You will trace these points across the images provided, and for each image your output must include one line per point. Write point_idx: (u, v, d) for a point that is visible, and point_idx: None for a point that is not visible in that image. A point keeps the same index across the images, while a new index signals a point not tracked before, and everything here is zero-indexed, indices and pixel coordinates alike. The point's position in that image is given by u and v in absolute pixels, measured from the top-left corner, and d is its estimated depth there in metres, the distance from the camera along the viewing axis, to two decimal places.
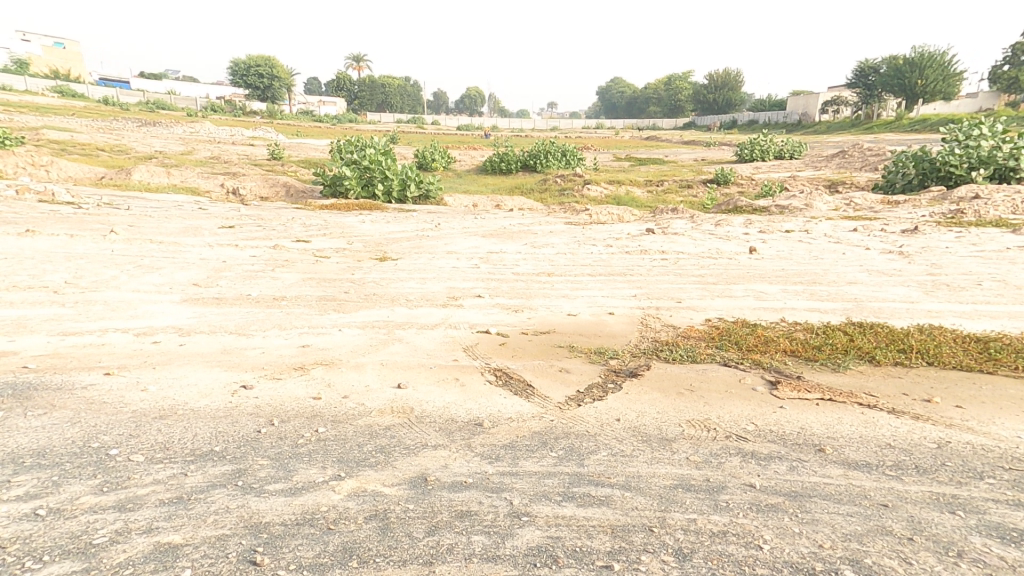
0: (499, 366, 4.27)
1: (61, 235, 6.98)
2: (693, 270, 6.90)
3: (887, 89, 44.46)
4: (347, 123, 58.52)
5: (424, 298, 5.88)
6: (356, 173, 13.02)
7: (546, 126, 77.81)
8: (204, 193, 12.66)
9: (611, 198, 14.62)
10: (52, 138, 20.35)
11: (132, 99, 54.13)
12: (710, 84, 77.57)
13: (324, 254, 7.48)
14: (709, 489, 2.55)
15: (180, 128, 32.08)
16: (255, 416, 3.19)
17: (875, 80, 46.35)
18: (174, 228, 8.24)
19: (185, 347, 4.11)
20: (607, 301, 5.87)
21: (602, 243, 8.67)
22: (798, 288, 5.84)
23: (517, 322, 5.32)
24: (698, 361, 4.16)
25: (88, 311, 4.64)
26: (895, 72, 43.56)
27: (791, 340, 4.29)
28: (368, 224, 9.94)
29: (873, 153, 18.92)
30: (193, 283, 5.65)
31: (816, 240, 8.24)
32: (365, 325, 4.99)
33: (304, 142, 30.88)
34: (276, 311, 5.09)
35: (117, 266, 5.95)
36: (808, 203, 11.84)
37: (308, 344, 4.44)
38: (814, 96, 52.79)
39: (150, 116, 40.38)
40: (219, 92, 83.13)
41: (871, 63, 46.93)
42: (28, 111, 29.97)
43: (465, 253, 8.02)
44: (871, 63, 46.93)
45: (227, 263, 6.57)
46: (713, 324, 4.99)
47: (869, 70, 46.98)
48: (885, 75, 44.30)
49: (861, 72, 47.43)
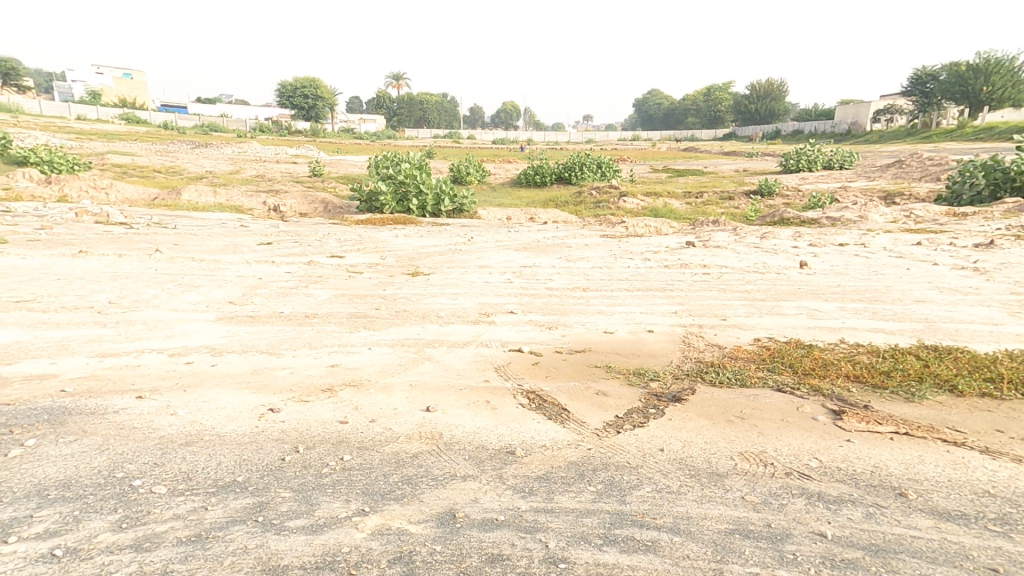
0: (532, 388, 4.06)
1: (110, 255, 7.23)
2: (738, 285, 6.52)
3: (948, 96, 42.31)
4: (385, 140, 60.18)
5: (455, 315, 5.74)
6: (391, 188, 13.15)
7: (582, 139, 77.54)
8: (248, 210, 13.07)
9: (648, 210, 14.26)
10: (115, 161, 21.67)
11: (187, 123, 57.32)
12: (752, 95, 75.99)
13: (357, 270, 7.48)
14: (772, 537, 2.25)
15: (230, 148, 33.62)
16: (280, 442, 3.10)
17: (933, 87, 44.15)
18: (215, 245, 8.44)
19: (216, 368, 4.09)
20: (646, 318, 5.58)
21: (639, 256, 8.38)
22: (858, 306, 5.41)
23: (550, 340, 5.11)
24: (749, 386, 3.84)
25: (127, 331, 4.70)
26: (956, 78, 41.46)
27: (853, 364, 3.93)
28: (402, 239, 9.97)
29: (935, 163, 17.84)
30: (228, 301, 5.70)
31: (875, 254, 7.70)
32: (394, 343, 4.88)
33: (345, 158, 31.85)
34: (307, 329, 5.05)
35: (159, 285, 6.08)
36: (863, 214, 11.17)
37: (337, 364, 4.36)
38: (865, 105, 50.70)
39: (203, 137, 42.58)
40: (267, 114, 87.07)
41: (929, 70, 44.85)
42: (96, 138, 32.08)
43: (497, 267, 7.89)
44: (929, 69, 44.86)
45: (262, 279, 6.64)
46: (763, 344, 4.65)
47: (927, 77, 44.91)
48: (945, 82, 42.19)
49: (919, 79, 45.20)
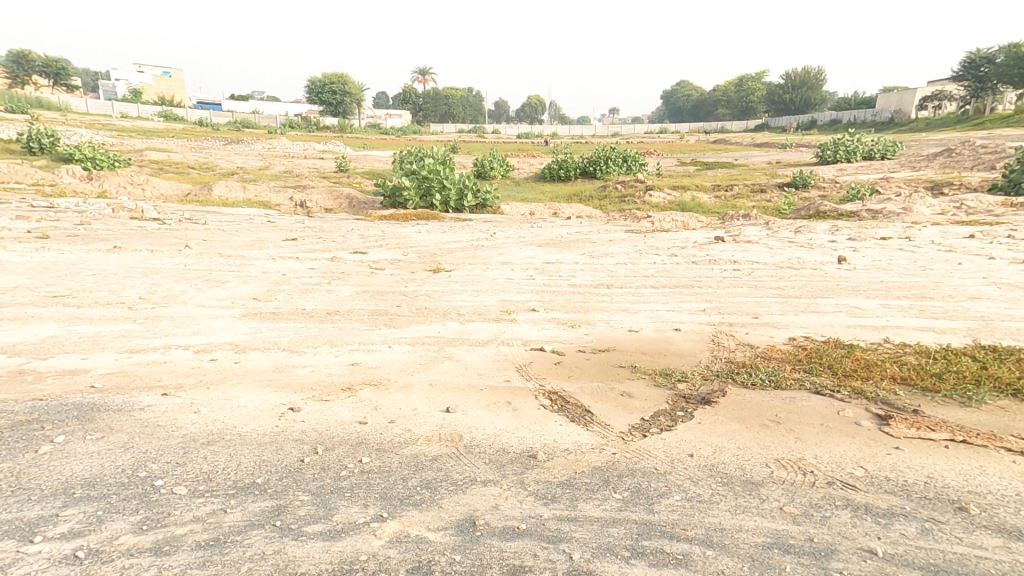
0: (555, 389, 3.96)
1: (142, 251, 7.39)
2: (770, 282, 6.27)
3: (1005, 79, 40.10)
4: (410, 136, 60.47)
5: (476, 313, 5.66)
6: (415, 184, 13.14)
7: (608, 131, 76.34)
8: (275, 206, 13.27)
9: (675, 204, 13.93)
10: (152, 158, 22.32)
11: (219, 121, 58.72)
12: (786, 83, 73.66)
13: (379, 266, 7.48)
14: (814, 553, 2.11)
15: (260, 144, 34.26)
16: (300, 443, 3.09)
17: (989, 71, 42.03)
18: (242, 241, 8.56)
19: (240, 365, 4.11)
20: (673, 316, 5.41)
21: (665, 252, 8.17)
22: (901, 303, 5.13)
23: (573, 338, 4.99)
24: (784, 389, 3.66)
25: (155, 327, 4.77)
26: (1014, 60, 39.02)
27: (900, 366, 3.75)
28: (425, 235, 9.95)
29: (987, 152, 16.88)
30: (253, 297, 5.75)
31: (922, 248, 7.30)
32: (415, 342, 4.84)
33: (372, 154, 32.10)
34: (328, 326, 5.05)
35: (187, 281, 6.18)
36: (907, 207, 10.66)
37: (357, 362, 4.34)
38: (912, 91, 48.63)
39: (234, 135, 43.50)
40: (295, 111, 88.58)
41: (984, 52, 42.62)
42: (135, 135, 33.05)
43: (520, 263, 7.79)
44: (984, 52, 42.63)
45: (286, 276, 6.69)
46: (798, 343, 4.45)
47: (981, 61, 42.64)
48: (1004, 65, 39.77)
49: (972, 63, 43.31)
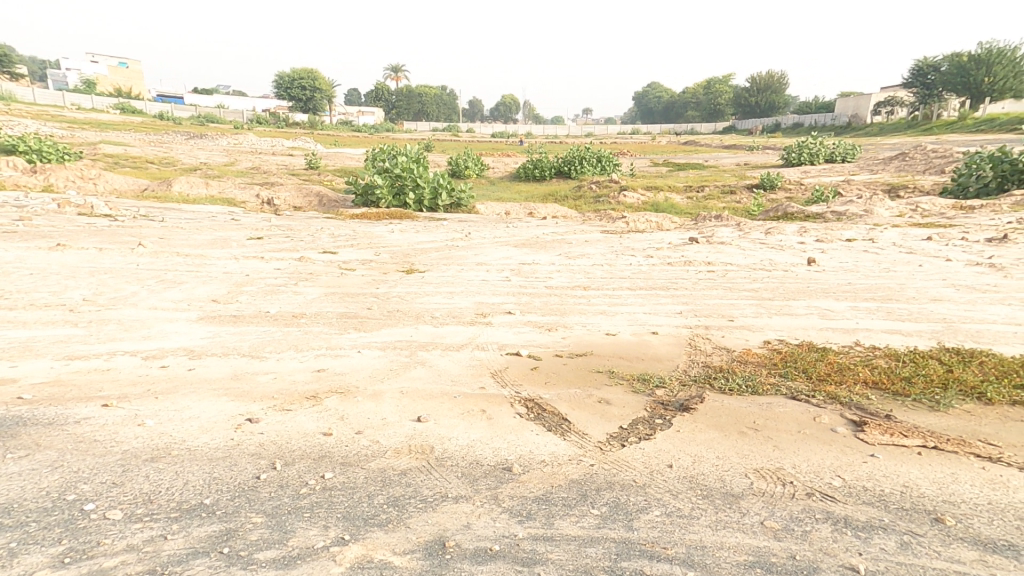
0: (531, 396, 3.84)
1: (90, 249, 6.95)
2: (744, 284, 6.29)
3: (947, 87, 41.99)
4: (383, 133, 59.72)
5: (450, 315, 5.49)
6: (388, 182, 12.89)
7: (583, 132, 76.95)
8: (240, 203, 12.80)
9: (649, 204, 14.00)
10: (108, 152, 21.33)
11: (183, 114, 56.76)
12: (753, 87, 75.55)
13: (349, 267, 7.23)
14: (797, 572, 2.03)
15: (225, 140, 33.20)
16: (257, 458, 2.88)
17: (935, 78, 44.04)
18: (203, 240, 8.17)
19: (194, 373, 3.85)
20: (650, 319, 5.35)
21: (641, 253, 8.15)
22: (871, 305, 5.17)
23: (550, 342, 4.87)
24: (760, 394, 3.61)
25: (100, 331, 4.45)
26: (959, 69, 40.90)
27: (871, 369, 3.70)
28: (397, 234, 9.72)
29: (938, 155, 17.55)
30: (212, 299, 5.45)
31: (885, 250, 7.45)
32: (386, 346, 4.65)
33: (343, 151, 31.50)
34: (293, 331, 4.81)
35: (139, 282, 5.82)
36: (869, 208, 10.94)
37: (324, 369, 4.12)
38: (866, 96, 50.51)
39: (198, 130, 42.14)
40: (265, 106, 86.38)
41: (930, 61, 44.51)
42: (89, 128, 31.61)
43: (496, 264, 7.64)
44: (930, 61, 44.54)
45: (250, 276, 6.39)
46: (774, 347, 4.41)
47: (927, 69, 44.50)
48: (947, 73, 41.74)
49: (920, 70, 45.35)
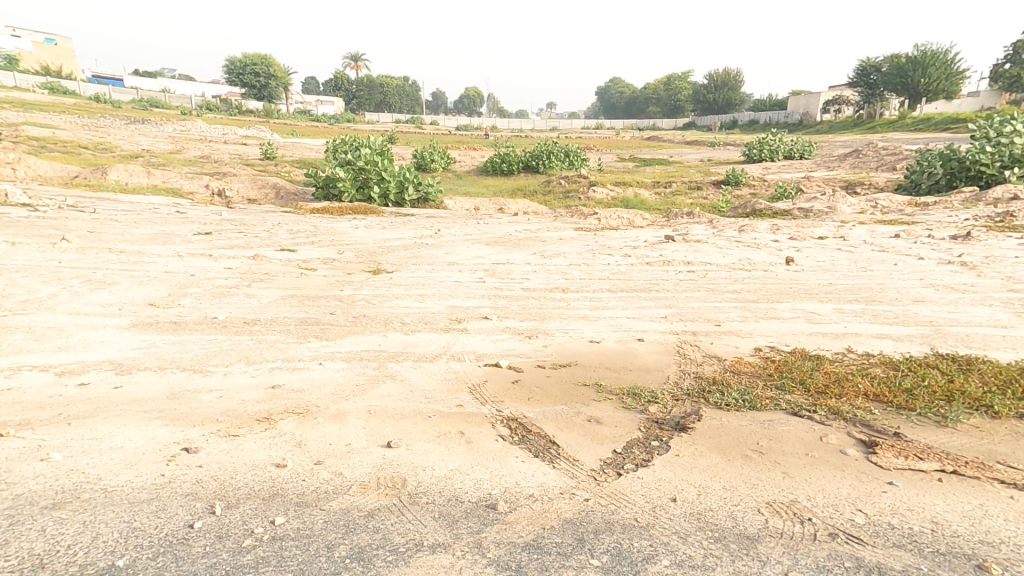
0: (514, 415, 3.50)
1: (3, 245, 6.15)
2: (726, 285, 6.11)
3: (889, 88, 44.00)
4: (343, 123, 57.93)
5: (422, 321, 5.07)
6: (351, 175, 12.26)
7: (547, 126, 76.67)
8: (187, 195, 11.87)
9: (618, 200, 13.85)
10: (35, 136, 19.57)
11: (125, 99, 53.25)
12: (712, 84, 77.20)
13: (310, 266, 6.67)
14: None
15: (170, 126, 31.28)
16: (191, 500, 2.42)
17: (877, 80, 45.99)
18: (141, 235, 7.42)
19: (119, 392, 3.30)
20: (634, 325, 5.09)
21: (618, 252, 7.90)
22: (855, 307, 5.06)
23: (531, 351, 4.54)
24: (759, 409, 3.38)
25: (4, 342, 3.82)
26: (896, 70, 42.76)
27: (870, 379, 3.51)
28: (361, 230, 9.17)
29: (889, 153, 18.12)
30: (148, 303, 4.84)
31: (857, 248, 7.45)
32: (351, 357, 4.20)
33: (300, 141, 30.23)
34: (244, 340, 4.28)
35: (60, 283, 5.13)
36: (833, 205, 11.08)
37: (279, 385, 3.64)
38: (814, 95, 52.30)
39: (141, 114, 39.58)
40: (218, 92, 82.12)
41: (873, 62, 46.53)
42: (13, 109, 29.07)
43: (469, 263, 7.24)
44: (873, 62, 46.54)
45: (195, 276, 5.78)
46: (766, 355, 4.21)
47: (871, 70, 46.56)
48: (887, 74, 43.67)
49: (863, 71, 47.21)
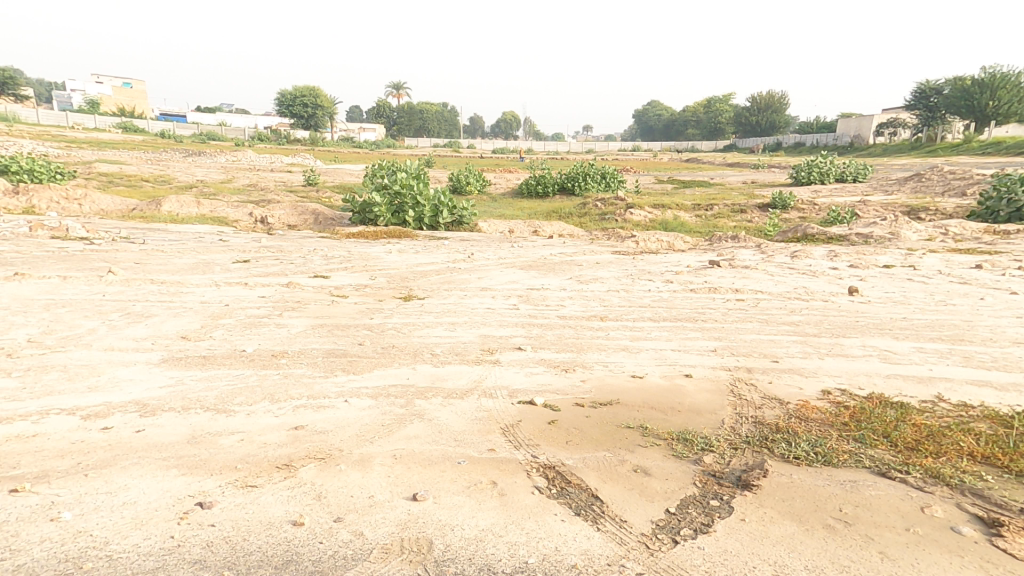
0: (551, 463, 3.16)
1: (54, 278, 6.32)
2: (782, 316, 5.64)
3: (951, 110, 42.03)
4: (384, 150, 59.74)
5: (453, 353, 4.82)
6: (387, 199, 12.33)
7: (583, 149, 76.84)
8: (231, 222, 12.19)
9: (657, 222, 13.44)
10: (102, 170, 20.85)
11: (183, 132, 56.62)
12: (754, 107, 75.98)
13: (342, 293, 6.57)
14: None
15: (223, 156, 32.95)
16: (199, 570, 2.19)
17: (937, 101, 44.15)
18: (184, 264, 7.54)
19: (140, 437, 3.16)
20: (680, 358, 4.67)
21: (659, 278, 7.51)
22: (941, 347, 4.62)
23: (568, 387, 4.20)
24: (837, 466, 2.96)
25: (37, 382, 3.78)
26: (961, 93, 41.06)
27: (976, 437, 3.11)
28: (395, 255, 9.11)
29: (955, 177, 17.02)
30: (181, 336, 4.78)
31: (931, 279, 6.83)
32: (378, 393, 3.97)
33: (342, 167, 31.14)
34: (270, 375, 4.12)
35: (101, 317, 5.17)
36: (895, 231, 10.36)
37: (302, 426, 3.43)
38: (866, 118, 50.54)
39: (197, 145, 41.96)
40: (268, 123, 86.52)
41: (932, 84, 44.75)
42: (86, 145, 31.34)
43: (502, 289, 7.00)
44: (932, 84, 44.75)
45: (229, 306, 5.74)
46: (836, 399, 3.75)
47: (930, 91, 44.79)
48: (949, 96, 41.84)
49: (920, 93, 45.39)
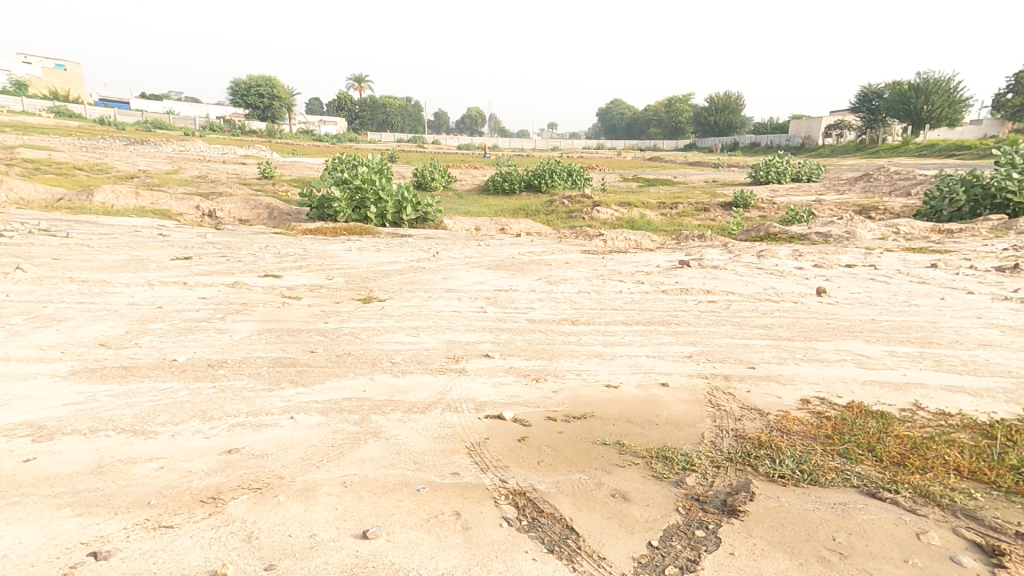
0: (521, 488, 2.85)
1: None
2: (754, 319, 5.52)
3: (891, 113, 44.03)
4: (344, 142, 58.17)
5: (416, 361, 4.45)
6: (347, 194, 11.75)
7: (547, 146, 77.09)
8: (175, 216, 11.34)
9: (623, 220, 13.36)
10: (30, 156, 19.24)
11: (128, 120, 53.31)
12: (712, 108, 77.94)
13: (294, 294, 6.08)
14: None
15: (170, 146, 31.25)
16: None
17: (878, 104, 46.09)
18: (114, 261, 6.85)
19: (31, 468, 2.67)
20: (655, 365, 4.46)
21: (630, 278, 7.33)
22: (910, 350, 4.55)
23: (540, 399, 3.90)
24: (825, 486, 2.76)
25: None
26: (898, 97, 43.02)
27: (961, 450, 2.97)
28: (355, 253, 8.62)
29: (902, 176, 17.70)
30: (100, 344, 4.23)
31: (893, 279, 6.90)
32: (329, 409, 3.56)
33: (299, 160, 29.99)
34: (205, 388, 3.65)
35: (5, 320, 4.54)
36: (852, 230, 10.56)
37: (237, 449, 3.00)
38: (816, 120, 52.52)
39: (140, 134, 39.67)
40: (221, 114, 82.89)
41: (874, 88, 46.77)
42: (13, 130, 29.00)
43: (469, 290, 6.66)
44: (874, 88, 46.78)
45: (162, 308, 5.18)
46: (816, 410, 3.58)
47: (872, 96, 46.76)
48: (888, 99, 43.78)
49: (863, 97, 47.27)
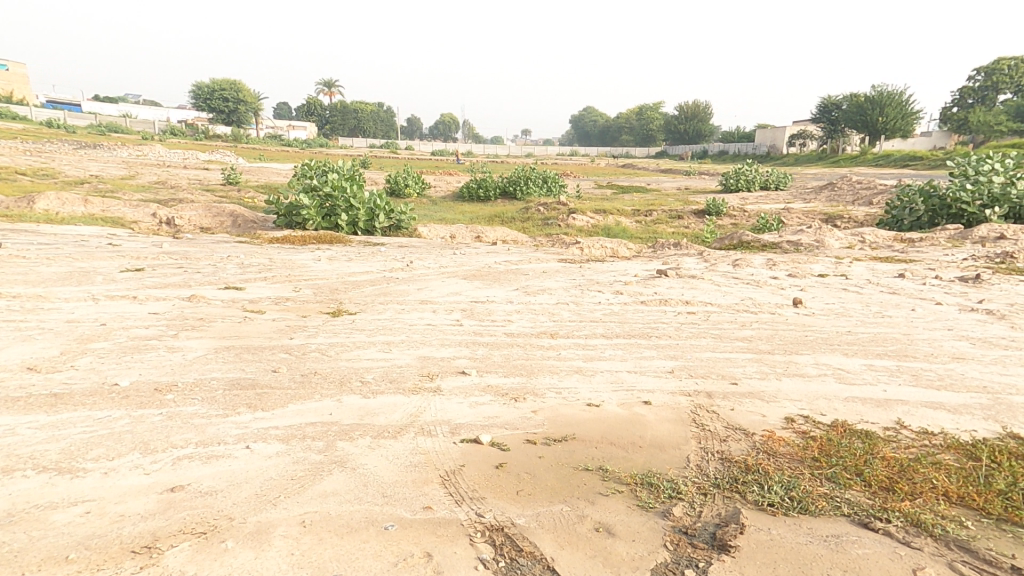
0: (499, 523, 2.65)
1: None
2: (734, 331, 5.46)
3: (849, 125, 45.71)
4: (312, 147, 57.11)
5: (387, 380, 4.20)
6: (316, 202, 11.39)
7: (520, 153, 77.39)
8: (129, 224, 10.76)
9: (599, 228, 13.32)
10: None
11: (84, 123, 51.15)
12: (681, 116, 79.60)
13: (257, 307, 5.75)
14: None
15: (126, 151, 29.99)
16: None
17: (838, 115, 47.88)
18: (56, 274, 6.38)
19: None
20: (637, 381, 4.33)
21: (609, 288, 7.22)
22: (888, 364, 4.54)
23: (519, 420, 3.70)
24: (815, 515, 2.65)
25: None
26: (856, 108, 44.67)
27: (947, 474, 2.91)
28: (324, 262, 8.29)
29: (864, 186, 18.24)
30: (30, 368, 3.85)
31: (864, 289, 6.98)
32: (289, 436, 3.29)
33: (265, 165, 29.18)
34: (150, 416, 3.33)
35: None
36: (821, 239, 10.75)
37: (181, 487, 2.71)
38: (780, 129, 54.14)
39: (96, 138, 38.05)
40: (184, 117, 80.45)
41: (833, 99, 48.48)
42: None
43: (444, 301, 6.43)
44: (833, 99, 48.49)
45: (107, 326, 4.79)
46: (801, 429, 3.50)
47: (831, 107, 48.47)
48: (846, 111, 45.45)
49: (824, 108, 49.00)
